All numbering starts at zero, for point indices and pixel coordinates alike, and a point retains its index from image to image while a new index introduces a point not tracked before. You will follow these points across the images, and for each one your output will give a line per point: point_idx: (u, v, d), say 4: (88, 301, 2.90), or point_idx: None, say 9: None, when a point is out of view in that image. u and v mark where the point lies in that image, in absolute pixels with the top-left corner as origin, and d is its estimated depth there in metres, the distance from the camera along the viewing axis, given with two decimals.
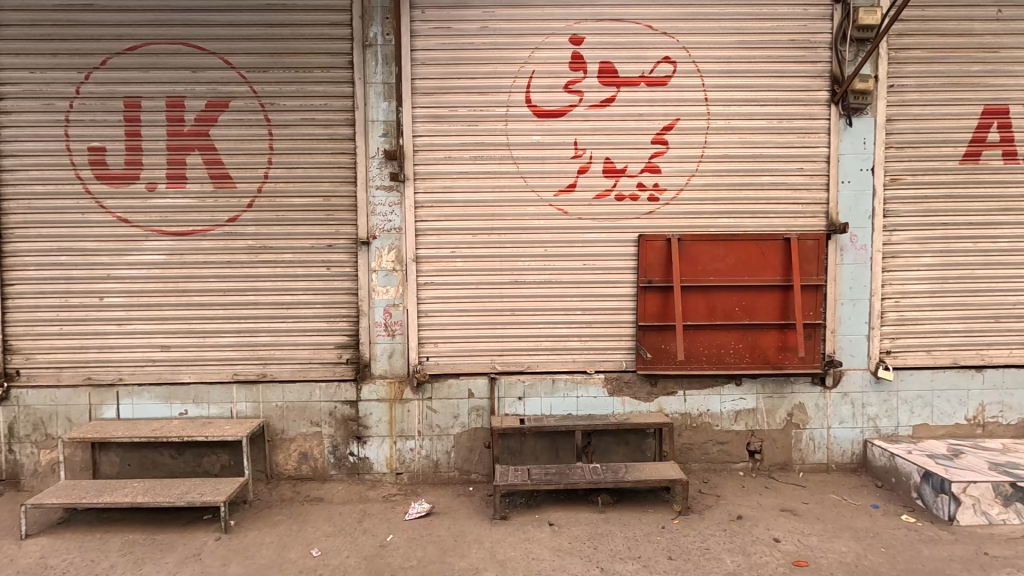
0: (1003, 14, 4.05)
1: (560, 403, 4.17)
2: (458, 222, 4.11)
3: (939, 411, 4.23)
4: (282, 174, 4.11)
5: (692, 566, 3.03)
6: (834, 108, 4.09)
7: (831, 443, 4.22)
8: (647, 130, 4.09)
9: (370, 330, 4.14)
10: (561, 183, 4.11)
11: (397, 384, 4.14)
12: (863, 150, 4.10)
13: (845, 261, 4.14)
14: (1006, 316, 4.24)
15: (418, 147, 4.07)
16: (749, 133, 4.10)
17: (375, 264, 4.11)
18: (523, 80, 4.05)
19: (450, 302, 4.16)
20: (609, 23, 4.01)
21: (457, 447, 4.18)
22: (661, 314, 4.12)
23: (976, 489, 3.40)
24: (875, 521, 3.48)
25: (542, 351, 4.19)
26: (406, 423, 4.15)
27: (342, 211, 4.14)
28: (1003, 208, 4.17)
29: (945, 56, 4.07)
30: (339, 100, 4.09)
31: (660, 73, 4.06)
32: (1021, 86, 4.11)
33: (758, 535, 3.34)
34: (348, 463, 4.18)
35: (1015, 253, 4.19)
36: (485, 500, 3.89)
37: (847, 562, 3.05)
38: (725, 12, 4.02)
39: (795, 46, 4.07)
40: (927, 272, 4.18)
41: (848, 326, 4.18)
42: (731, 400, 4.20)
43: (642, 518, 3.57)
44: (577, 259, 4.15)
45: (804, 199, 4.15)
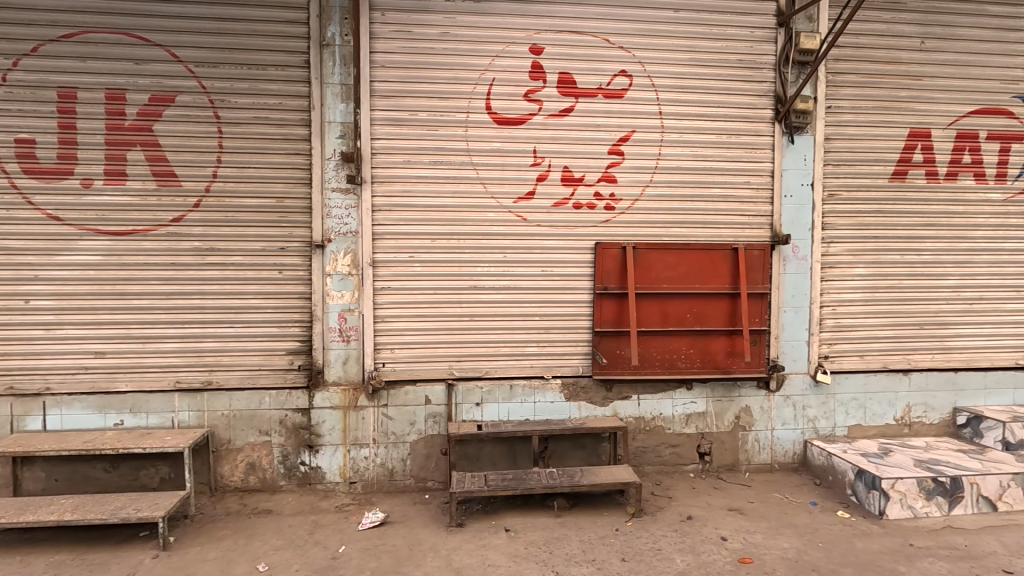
0: (926, 45, 4.41)
1: (518, 408, 4.18)
2: (417, 227, 4.08)
3: (872, 412, 4.52)
4: (232, 173, 3.96)
5: (644, 567, 3.10)
6: (777, 126, 4.32)
7: (775, 443, 4.43)
8: (604, 140, 4.20)
9: (324, 336, 4.04)
10: (520, 191, 4.15)
11: (352, 391, 4.05)
12: (804, 166, 4.35)
13: (787, 270, 4.37)
14: (930, 323, 4.57)
15: (376, 150, 4.01)
16: (700, 146, 4.28)
17: (330, 268, 4.01)
18: (484, 87, 4.07)
19: (408, 307, 4.11)
20: (568, 34, 4.10)
21: (414, 454, 4.12)
22: (616, 320, 4.22)
23: (903, 485, 3.65)
24: (814, 518, 3.67)
25: (500, 356, 4.20)
26: (360, 431, 4.06)
27: (296, 213, 4.03)
28: (927, 224, 4.51)
29: (876, 81, 4.38)
30: (295, 99, 3.99)
31: (617, 86, 4.18)
32: (941, 111, 4.47)
33: (706, 535, 3.46)
34: (299, 472, 4.05)
35: (937, 265, 4.54)
36: (442, 507, 3.85)
37: (789, 558, 3.20)
38: (678, 30, 4.18)
39: (742, 66, 4.28)
40: (861, 282, 4.47)
41: (791, 332, 4.40)
42: (683, 403, 4.34)
43: (597, 521, 3.63)
44: (536, 266, 4.19)
45: (751, 212, 4.36)
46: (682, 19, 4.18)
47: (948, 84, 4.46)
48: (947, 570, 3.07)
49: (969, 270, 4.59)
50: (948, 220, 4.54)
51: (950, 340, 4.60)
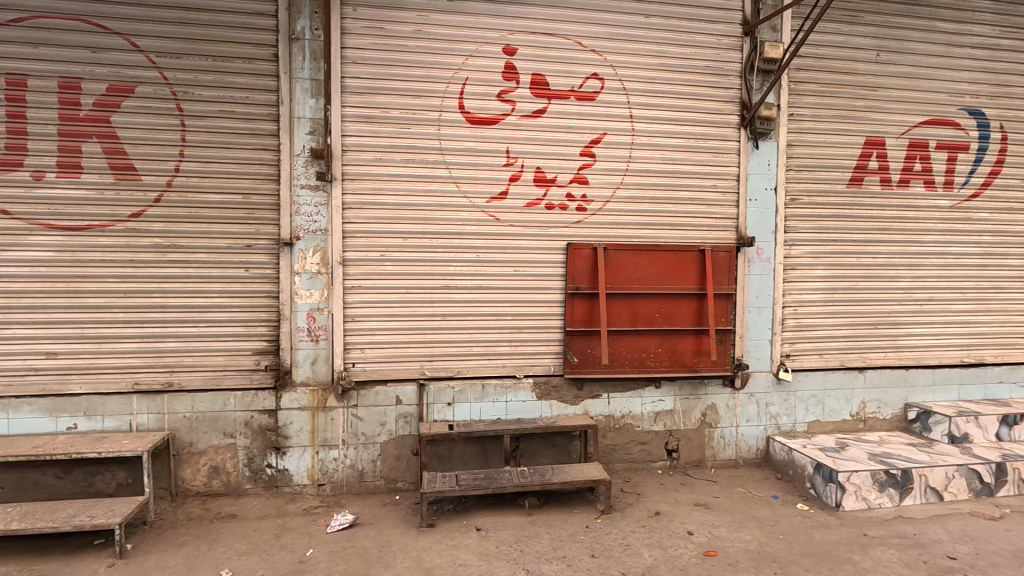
0: (881, 57, 4.62)
1: (489, 408, 4.19)
2: (388, 226, 4.04)
3: (830, 408, 4.70)
4: (196, 167, 3.84)
5: (613, 562, 3.15)
6: (743, 131, 4.45)
7: (739, 440, 4.56)
8: (576, 142, 4.24)
9: (292, 335, 3.96)
10: (493, 191, 4.16)
11: (321, 392, 3.98)
12: (768, 171, 4.50)
13: (752, 272, 4.51)
14: (884, 323, 4.79)
15: (347, 147, 3.95)
16: (669, 150, 4.37)
17: (299, 266, 3.94)
18: (457, 86, 4.06)
19: (379, 306, 4.06)
20: (541, 36, 4.13)
21: (384, 455, 4.08)
22: (587, 320, 4.27)
23: (858, 477, 3.82)
24: (775, 511, 3.80)
25: (472, 356, 4.20)
26: (329, 432, 4.00)
27: (263, 210, 3.94)
28: (882, 228, 4.73)
29: (835, 91, 4.57)
30: (262, 93, 3.89)
31: (589, 88, 4.23)
32: (895, 121, 4.69)
33: (673, 529, 3.54)
34: (265, 475, 3.96)
35: (890, 267, 4.76)
36: (412, 508, 3.82)
37: (752, 550, 3.31)
38: (649, 35, 4.27)
39: (710, 72, 4.40)
40: (820, 283, 4.65)
41: (755, 332, 4.54)
42: (652, 401, 4.42)
43: (568, 519, 3.67)
44: (508, 265, 4.21)
45: (717, 214, 4.48)
46: (653, 25, 4.27)
47: (902, 95, 4.68)
48: (898, 557, 3.23)
49: (920, 272, 4.83)
50: (900, 225, 4.76)
51: (902, 339, 4.83)
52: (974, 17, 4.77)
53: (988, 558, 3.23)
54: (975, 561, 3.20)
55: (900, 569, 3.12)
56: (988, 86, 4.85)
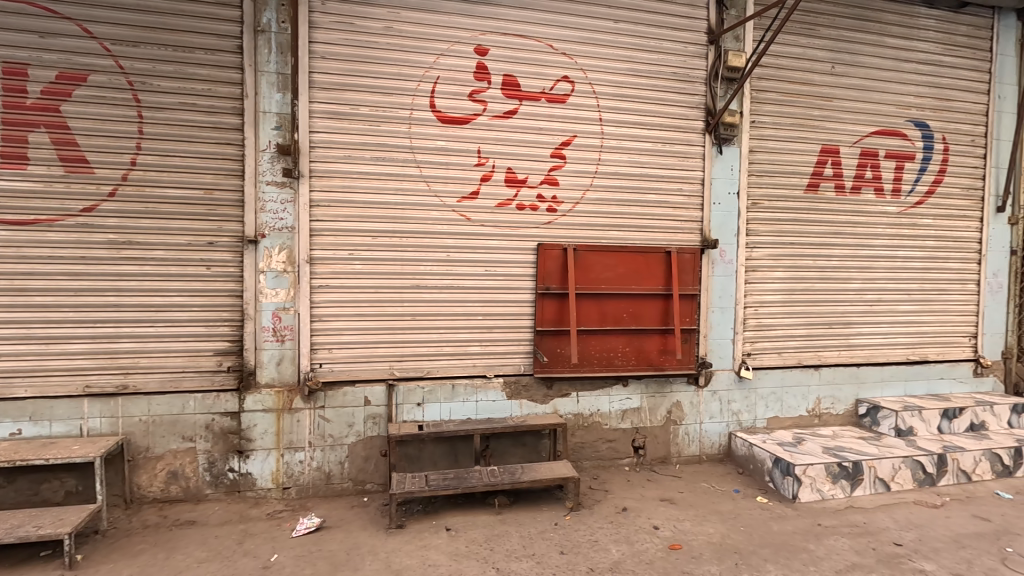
0: (836, 69, 4.84)
1: (459, 407, 4.18)
2: (357, 224, 3.98)
3: (788, 404, 4.90)
4: (154, 161, 3.70)
5: (582, 559, 3.19)
6: (708, 137, 4.60)
7: (703, 436, 4.70)
8: (546, 143, 4.29)
9: (256, 335, 3.86)
10: (464, 190, 4.16)
11: (287, 393, 3.89)
12: (731, 176, 4.65)
13: (716, 273, 4.65)
14: (838, 323, 5.02)
15: (314, 143, 3.88)
16: (637, 154, 4.47)
17: (264, 264, 3.84)
18: (428, 84, 4.04)
19: (347, 306, 4.00)
20: (513, 38, 4.15)
21: (352, 456, 4.02)
22: (557, 320, 4.32)
23: (813, 470, 4.00)
24: (737, 505, 3.94)
25: (442, 356, 4.19)
26: (295, 434, 3.91)
27: (226, 206, 3.82)
28: (835, 233, 4.96)
29: (794, 100, 4.77)
30: (226, 86, 3.78)
31: (560, 91, 4.28)
32: (848, 131, 4.93)
33: (640, 525, 3.62)
34: (227, 480, 3.84)
35: (844, 269, 5.00)
36: (381, 510, 3.79)
37: (714, 542, 3.41)
38: (618, 40, 4.35)
39: (676, 79, 4.52)
40: (779, 285, 4.84)
41: (718, 332, 4.69)
42: (619, 400, 4.51)
43: (537, 517, 3.70)
44: (479, 265, 4.22)
45: (682, 217, 4.61)
46: (622, 30, 4.35)
47: (855, 106, 4.92)
48: (849, 545, 3.40)
49: (870, 275, 5.09)
50: (852, 229, 5.01)
51: (854, 338, 5.08)
52: (920, 35, 5.06)
53: (930, 544, 3.43)
54: (919, 546, 3.40)
55: (851, 556, 3.28)
56: (932, 100, 5.15)
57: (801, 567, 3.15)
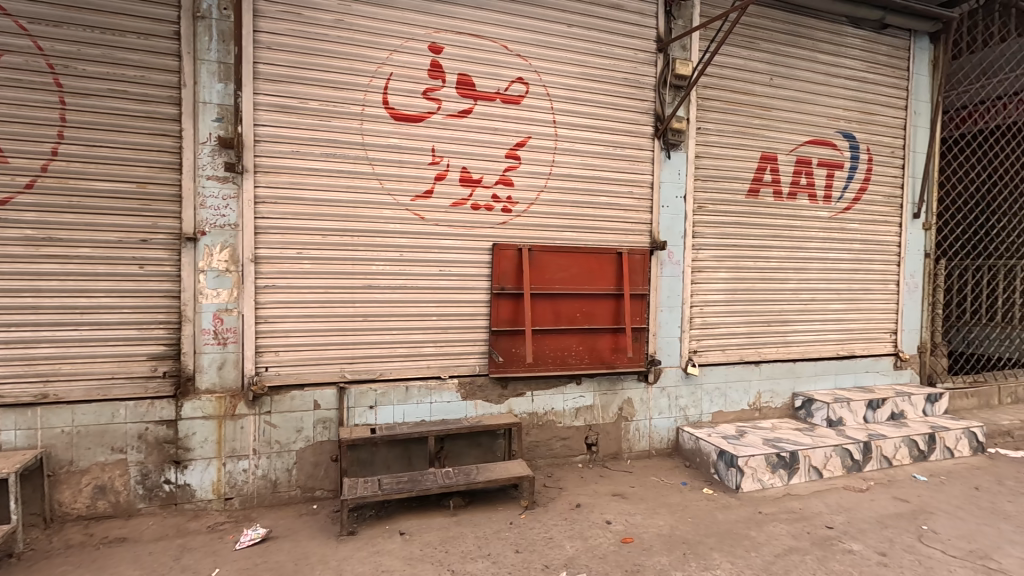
0: (774, 81, 5.12)
1: (413, 409, 4.12)
2: (306, 222, 3.84)
3: (731, 399, 5.13)
4: (78, 151, 3.42)
5: (537, 556, 3.22)
6: (657, 142, 4.75)
7: (652, 431, 4.85)
8: (501, 144, 4.29)
9: (195, 338, 3.64)
10: (419, 189, 4.10)
11: (229, 399, 3.70)
12: (678, 180, 4.83)
13: (664, 274, 4.81)
14: (776, 321, 5.31)
15: (259, 137, 3.71)
16: (590, 156, 4.56)
17: (203, 263, 3.64)
18: (381, 80, 3.96)
19: (295, 307, 3.85)
20: (468, 37, 4.14)
21: (300, 463, 3.88)
22: (512, 319, 4.33)
23: (754, 461, 4.21)
24: (684, 497, 4.09)
25: (396, 357, 4.11)
26: (238, 442, 3.72)
27: (161, 201, 3.59)
28: (774, 236, 5.24)
29: (736, 109, 5.00)
30: (161, 73, 3.55)
31: (514, 92, 4.30)
32: (785, 139, 5.22)
33: (593, 520, 3.70)
34: (162, 493, 3.61)
35: (781, 270, 5.30)
36: (331, 517, 3.67)
37: (664, 534, 3.53)
38: (571, 44, 4.43)
39: (628, 84, 4.65)
40: (723, 285, 5.07)
41: (667, 330, 4.85)
42: (573, 398, 4.58)
43: (492, 517, 3.70)
44: (433, 265, 4.17)
45: (633, 219, 4.74)
46: (575, 35, 4.43)
47: (790, 117, 5.23)
48: (787, 530, 3.60)
49: (805, 276, 5.42)
50: (789, 233, 5.31)
51: (790, 335, 5.39)
52: (847, 52, 5.44)
53: (857, 525, 3.69)
54: (848, 528, 3.65)
55: (789, 540, 3.48)
56: (858, 113, 5.54)
57: (744, 553, 3.31)
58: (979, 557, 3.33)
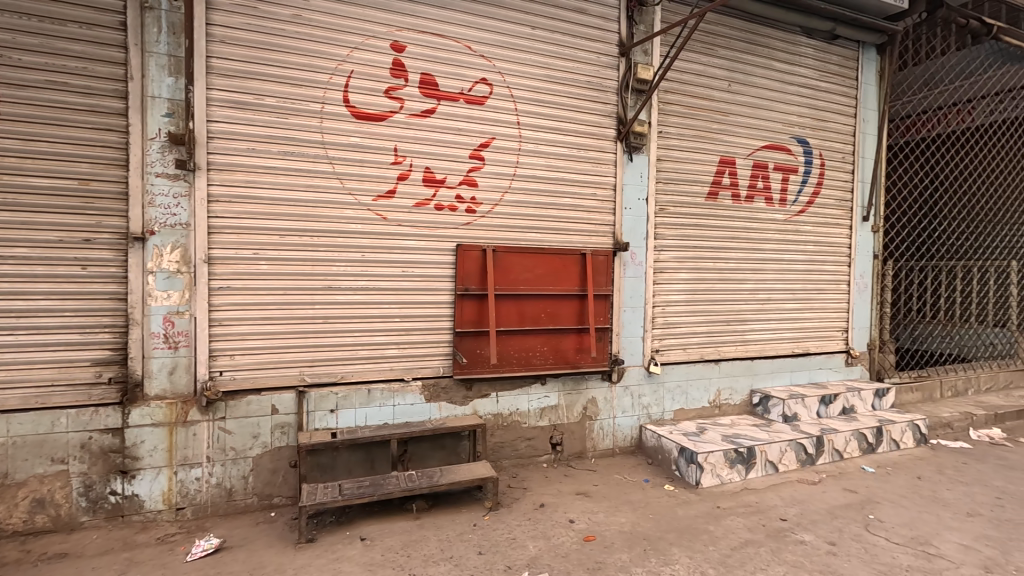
0: (732, 87, 5.28)
1: (376, 412, 4.06)
2: (263, 222, 3.73)
3: (691, 397, 5.24)
4: (14, 145, 3.24)
5: (500, 557, 3.22)
6: (619, 144, 4.83)
7: (616, 429, 4.92)
8: (464, 144, 4.28)
9: (144, 342, 3.49)
10: (381, 189, 4.04)
11: (180, 405, 3.56)
12: (640, 183, 4.92)
13: (627, 274, 4.89)
14: (734, 320, 5.47)
15: (212, 134, 3.59)
16: (553, 158, 4.60)
17: (152, 264, 3.49)
18: (341, 78, 3.88)
19: (251, 309, 3.74)
20: (431, 36, 4.11)
21: (257, 470, 3.77)
22: (476, 320, 4.31)
23: (713, 457, 4.32)
24: (646, 493, 4.17)
25: (357, 360, 4.04)
26: (190, 449, 3.59)
27: (106, 199, 3.43)
28: (732, 237, 5.40)
29: (696, 113, 5.13)
30: (106, 65, 3.40)
31: (478, 93, 4.29)
32: (742, 144, 5.38)
33: (556, 519, 3.72)
34: (107, 505, 3.44)
35: (739, 270, 5.46)
36: (290, 524, 3.58)
37: (626, 531, 3.58)
38: (534, 46, 4.45)
39: (591, 87, 4.71)
40: (684, 285, 5.19)
41: (630, 330, 4.92)
42: (538, 399, 4.60)
43: (456, 519, 3.69)
44: (396, 266, 4.12)
45: (597, 220, 4.80)
46: (538, 37, 4.46)
47: (748, 122, 5.39)
48: (742, 523, 3.71)
49: (761, 276, 5.60)
50: (746, 235, 5.47)
51: (748, 333, 5.55)
52: (801, 60, 5.65)
53: (809, 516, 3.84)
54: (800, 519, 3.79)
55: (745, 533, 3.58)
56: (811, 120, 5.76)
57: (702, 547, 3.39)
58: (919, 543, 3.50)
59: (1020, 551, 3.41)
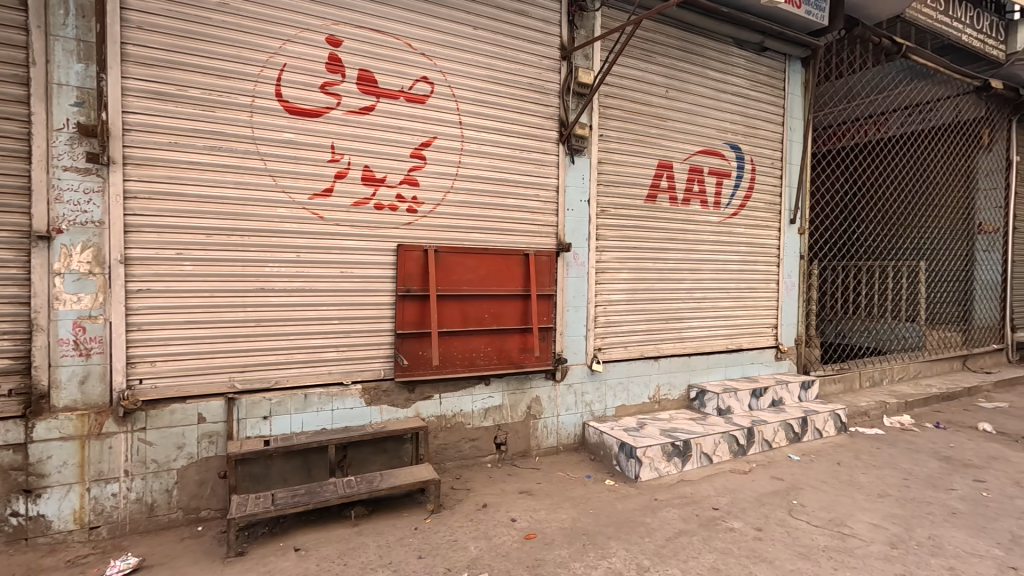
0: (669, 93, 5.47)
1: (312, 418, 3.93)
2: (188, 221, 3.54)
3: (633, 393, 5.40)
4: None
5: (440, 560, 3.19)
6: (562, 146, 4.90)
7: (560, 427, 4.99)
8: (405, 143, 4.21)
9: (51, 350, 3.23)
10: (317, 187, 3.91)
11: (93, 417, 3.32)
12: (582, 185, 5.01)
13: (570, 275, 4.97)
14: (673, 318, 5.67)
15: (129, 126, 3.36)
16: (497, 159, 4.61)
17: (60, 265, 3.23)
18: (273, 71, 3.73)
19: (175, 313, 3.53)
20: (369, 32, 4.02)
21: (182, 482, 3.56)
22: (418, 321, 4.26)
23: (651, 451, 4.47)
24: (588, 489, 4.26)
25: (293, 364, 3.90)
26: (105, 464, 3.36)
27: (6, 195, 3.15)
28: (670, 239, 5.60)
29: (635, 118, 5.28)
30: (5, 48, 3.12)
31: (419, 91, 4.24)
32: (679, 148, 5.59)
33: (499, 519, 3.74)
34: (8, 528, 3.16)
35: (677, 270, 5.68)
36: (219, 538, 3.42)
37: (566, 527, 3.64)
38: (476, 46, 4.45)
39: (533, 90, 4.76)
40: (624, 285, 5.33)
41: (573, 330, 5.00)
42: (482, 399, 4.60)
43: (396, 523, 3.63)
44: (334, 267, 4.00)
45: (540, 221, 4.85)
46: (481, 37, 4.46)
47: (684, 128, 5.61)
48: (677, 514, 3.85)
49: (698, 276, 5.84)
50: (683, 236, 5.69)
51: (685, 331, 5.78)
52: (733, 70, 5.93)
53: (739, 504, 4.04)
54: (731, 508, 3.98)
55: (679, 523, 3.73)
56: (743, 127, 6.06)
57: (638, 539, 3.50)
58: (836, 524, 3.76)
59: (921, 527, 3.73)
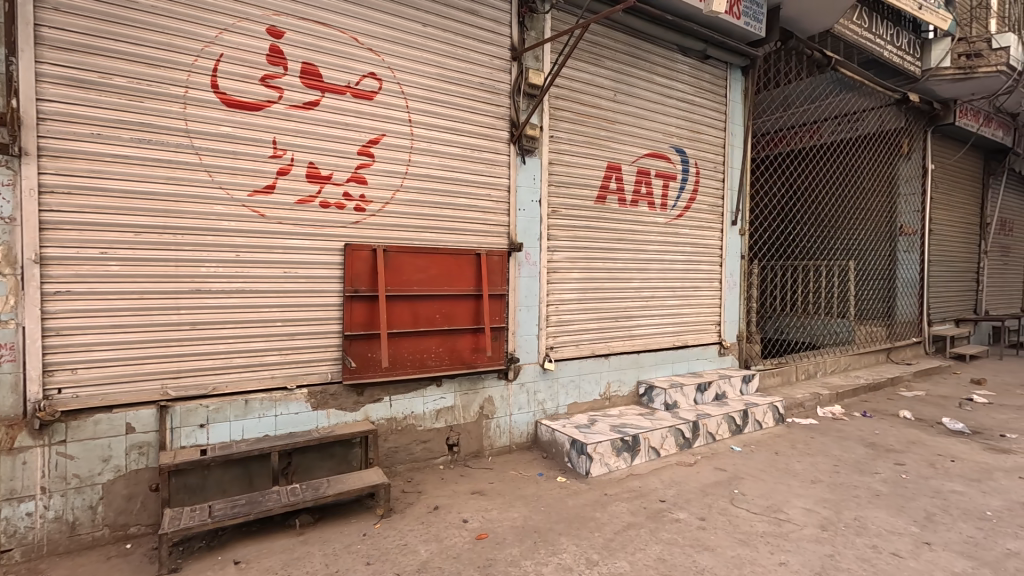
0: (617, 97, 5.60)
1: (254, 425, 3.76)
2: (113, 218, 3.31)
3: (584, 390, 5.49)
4: None
5: (389, 565, 3.13)
6: (513, 147, 4.92)
7: (513, 426, 5.01)
8: (352, 140, 4.11)
9: None
10: (258, 183, 3.76)
11: (4, 430, 3.05)
12: (534, 185, 5.05)
13: (521, 275, 5.00)
14: (622, 316, 5.81)
15: (44, 115, 3.11)
16: (448, 158, 4.57)
17: None
18: (209, 62, 3.55)
19: (101, 316, 3.30)
20: (314, 25, 3.90)
21: (108, 498, 3.33)
22: (367, 322, 4.16)
23: (601, 446, 4.55)
24: (539, 486, 4.30)
25: (233, 369, 3.72)
26: (19, 480, 3.10)
27: None
28: (619, 239, 5.73)
29: (585, 120, 5.38)
30: None
31: (367, 87, 4.15)
32: (628, 151, 5.74)
33: (450, 520, 3.71)
34: None
35: (626, 270, 5.83)
36: (150, 555, 3.22)
37: (517, 525, 3.65)
38: (426, 44, 4.39)
39: (484, 89, 4.75)
40: (575, 284, 5.41)
41: (525, 329, 5.03)
42: (433, 400, 4.55)
43: (344, 530, 3.54)
44: (277, 267, 3.85)
45: (492, 221, 4.85)
46: (430, 35, 4.41)
47: (632, 131, 5.76)
48: (626, 508, 3.94)
49: (646, 275, 6.02)
50: (631, 237, 5.84)
51: (634, 328, 5.93)
52: (678, 76, 6.13)
53: (684, 495, 4.18)
54: (676, 499, 4.12)
55: (628, 516, 3.82)
56: (687, 131, 6.29)
57: (588, 534, 3.55)
58: (773, 510, 3.95)
59: (849, 509, 3.98)
